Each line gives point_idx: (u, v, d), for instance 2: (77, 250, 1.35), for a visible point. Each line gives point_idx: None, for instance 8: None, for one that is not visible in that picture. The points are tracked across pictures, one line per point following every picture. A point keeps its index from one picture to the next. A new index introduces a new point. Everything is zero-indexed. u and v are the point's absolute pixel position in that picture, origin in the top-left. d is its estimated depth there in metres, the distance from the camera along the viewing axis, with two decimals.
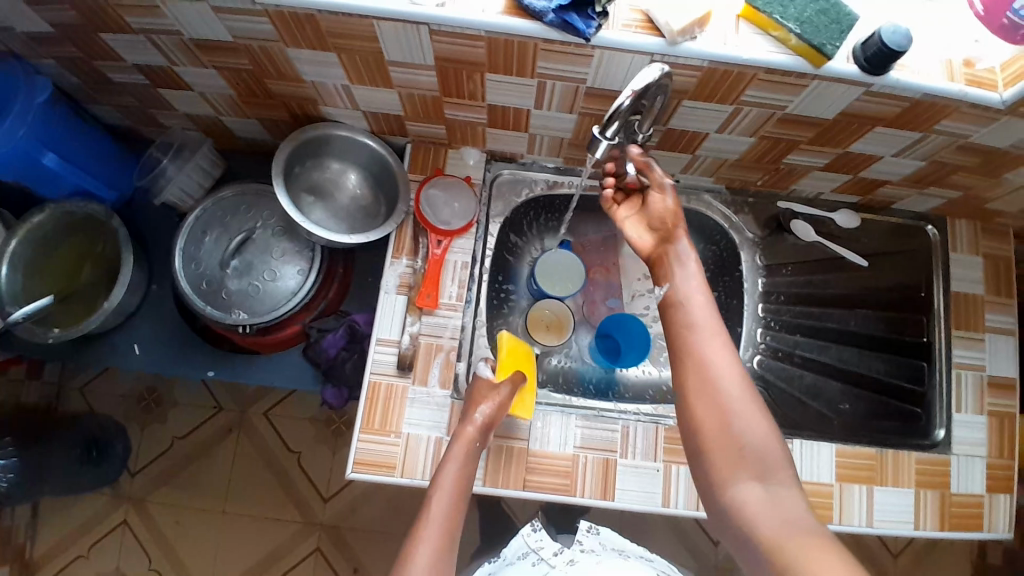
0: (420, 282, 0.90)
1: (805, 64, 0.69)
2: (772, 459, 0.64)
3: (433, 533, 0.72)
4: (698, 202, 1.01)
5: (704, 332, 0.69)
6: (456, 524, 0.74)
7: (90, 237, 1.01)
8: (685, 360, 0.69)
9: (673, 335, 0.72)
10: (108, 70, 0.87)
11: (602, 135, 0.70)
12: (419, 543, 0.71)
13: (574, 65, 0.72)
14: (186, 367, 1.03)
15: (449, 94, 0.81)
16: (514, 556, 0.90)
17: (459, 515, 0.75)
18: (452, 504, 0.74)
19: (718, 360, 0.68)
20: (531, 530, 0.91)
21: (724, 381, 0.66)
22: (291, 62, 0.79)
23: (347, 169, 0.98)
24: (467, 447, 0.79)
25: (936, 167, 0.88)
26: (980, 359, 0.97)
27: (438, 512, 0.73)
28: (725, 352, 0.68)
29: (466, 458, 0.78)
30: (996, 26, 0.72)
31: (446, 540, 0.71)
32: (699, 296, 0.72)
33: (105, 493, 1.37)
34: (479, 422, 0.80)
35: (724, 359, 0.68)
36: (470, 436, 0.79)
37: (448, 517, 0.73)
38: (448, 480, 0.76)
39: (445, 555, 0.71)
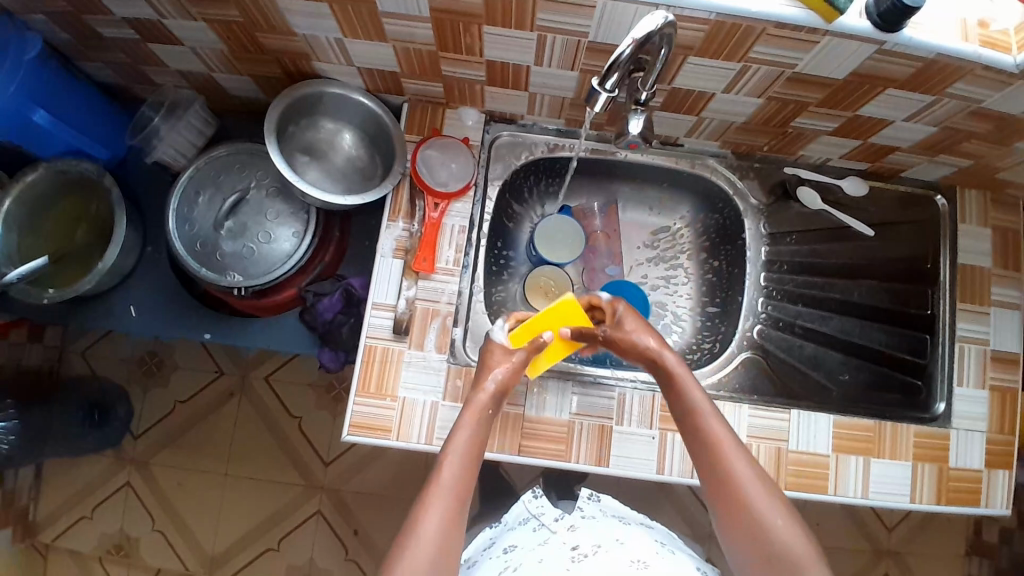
0: (417, 246, 0.89)
1: (816, 18, 0.66)
2: (805, 564, 0.63)
3: (447, 483, 0.68)
4: (703, 167, 0.98)
5: (723, 441, 0.70)
6: (466, 488, 0.69)
7: (84, 198, 1.00)
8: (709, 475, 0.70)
9: (692, 445, 0.72)
10: (96, 24, 0.84)
11: (601, 87, 0.67)
12: (426, 507, 0.66)
13: (577, 17, 0.69)
14: (182, 329, 1.03)
15: (446, 49, 0.78)
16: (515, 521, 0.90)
17: (470, 482, 0.70)
18: (464, 468, 0.70)
19: (738, 468, 0.68)
20: (532, 497, 0.88)
21: (747, 489, 0.66)
22: (282, 14, 0.76)
23: (342, 129, 0.95)
24: (480, 413, 0.75)
25: (949, 133, 0.85)
26: (984, 333, 0.95)
27: (450, 475, 0.68)
28: (745, 458, 0.69)
29: (482, 420, 0.75)
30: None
31: (463, 492, 0.68)
32: (709, 406, 0.73)
33: (108, 455, 1.39)
34: (492, 388, 0.77)
35: (745, 465, 0.68)
36: (483, 404, 0.76)
37: (456, 483, 0.68)
38: (459, 442, 0.72)
39: (454, 518, 0.66)
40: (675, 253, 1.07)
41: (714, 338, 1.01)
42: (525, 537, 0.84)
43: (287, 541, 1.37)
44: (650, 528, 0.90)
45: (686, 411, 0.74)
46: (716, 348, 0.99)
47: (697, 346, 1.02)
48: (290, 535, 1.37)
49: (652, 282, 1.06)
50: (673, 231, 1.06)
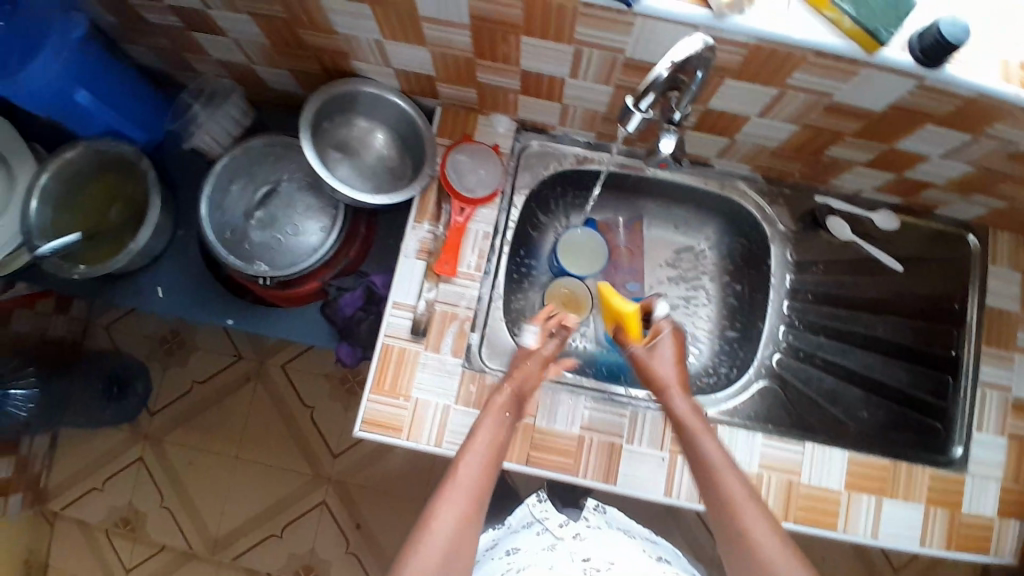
0: (440, 249, 0.90)
1: (857, 50, 0.65)
2: None
3: (466, 477, 0.68)
4: (732, 190, 0.97)
5: (735, 493, 0.67)
6: (485, 487, 0.68)
7: (119, 178, 1.03)
8: (724, 527, 0.66)
9: (705, 497, 0.70)
10: (146, 10, 0.87)
11: (635, 106, 0.66)
12: (441, 501, 0.65)
13: (614, 33, 0.69)
14: (204, 313, 1.04)
15: (482, 56, 0.79)
16: (519, 524, 0.92)
17: (486, 487, 0.69)
18: (484, 467, 0.69)
19: (751, 522, 0.65)
20: (537, 501, 0.96)
21: (760, 544, 0.63)
22: (325, 12, 0.77)
23: (375, 128, 0.97)
24: (498, 413, 0.76)
25: (986, 172, 0.83)
26: (1008, 379, 0.92)
27: (468, 473, 0.68)
28: (759, 512, 0.65)
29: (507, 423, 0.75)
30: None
31: (483, 487, 0.68)
32: (725, 457, 0.71)
33: (123, 429, 1.42)
34: (509, 390, 0.78)
35: (759, 521, 0.65)
36: (499, 407, 0.76)
37: (477, 481, 0.68)
38: (480, 441, 0.72)
39: (473, 515, 0.66)
40: (698, 274, 1.05)
41: (731, 363, 1.00)
42: (529, 539, 0.85)
43: (290, 528, 1.39)
44: (655, 543, 0.91)
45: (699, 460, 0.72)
46: (732, 373, 0.99)
47: (713, 369, 1.01)
48: (293, 524, 1.39)
49: (671, 301, 1.05)
50: (697, 251, 1.05)
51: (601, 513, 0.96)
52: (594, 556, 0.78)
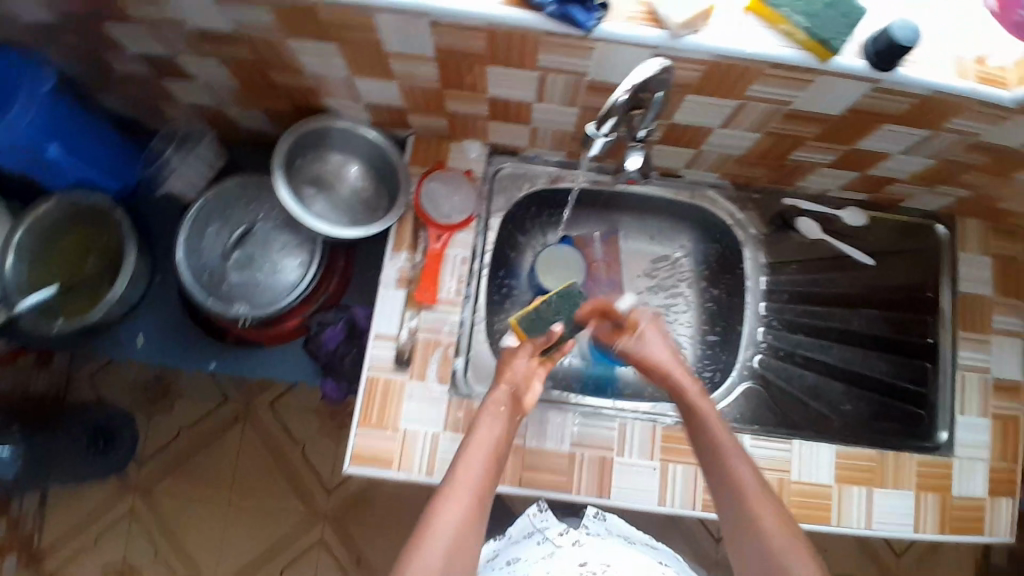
0: (419, 277, 0.91)
1: (811, 59, 0.67)
2: None
3: (467, 476, 0.71)
4: (702, 199, 1.00)
5: (741, 476, 0.73)
6: (487, 486, 0.72)
7: (95, 229, 1.00)
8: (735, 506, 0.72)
9: (713, 479, 0.76)
10: (111, 59, 0.87)
11: (597, 131, 0.69)
12: (443, 502, 0.69)
13: (577, 58, 0.71)
14: (187, 358, 1.04)
15: (450, 86, 0.80)
16: (519, 535, 0.90)
17: (489, 483, 0.73)
18: (485, 466, 0.73)
19: (758, 504, 0.71)
20: (538, 510, 0.92)
21: (767, 525, 0.69)
22: (292, 53, 0.78)
23: (348, 162, 0.97)
24: (494, 410, 0.78)
25: (944, 164, 0.86)
26: (986, 361, 0.95)
27: (469, 472, 0.72)
28: (765, 496, 0.71)
29: (507, 420, 0.78)
30: (1008, 22, 0.71)
31: (482, 484, 0.72)
32: (732, 442, 0.76)
33: (112, 481, 1.39)
34: (507, 385, 0.80)
35: (763, 504, 0.71)
36: (500, 401, 0.79)
37: (478, 480, 0.72)
38: (484, 441, 0.75)
39: (474, 513, 0.70)
40: (676, 282, 1.07)
41: (715, 367, 1.02)
42: (529, 549, 0.85)
43: (289, 569, 1.36)
44: (654, 548, 0.91)
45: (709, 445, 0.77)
46: (717, 377, 1.01)
47: (698, 374, 1.03)
48: (292, 562, 1.37)
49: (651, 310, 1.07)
50: (674, 260, 1.07)
51: (600, 522, 0.91)
52: (590, 559, 0.81)
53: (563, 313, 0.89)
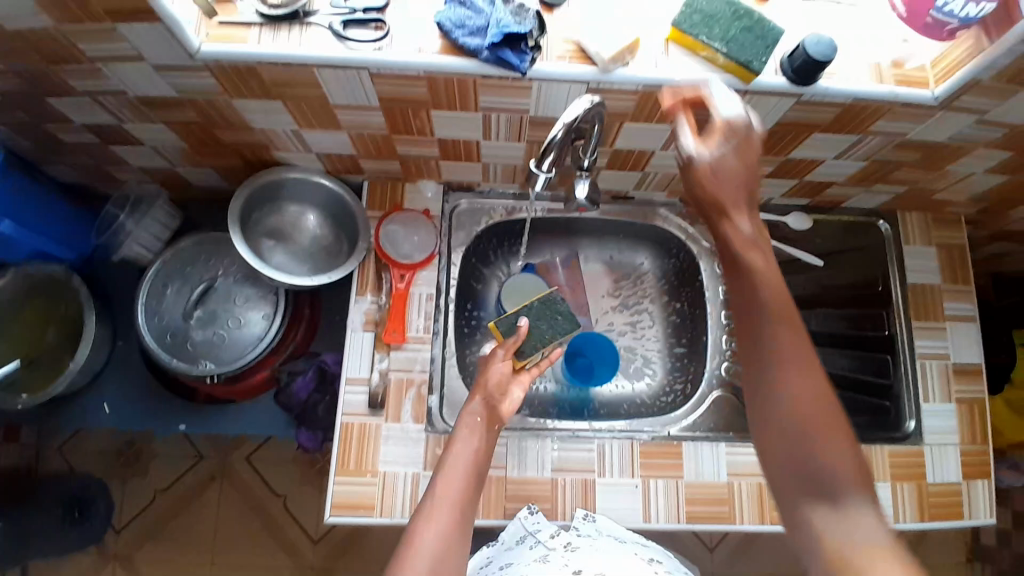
0: (386, 318, 0.91)
1: (734, 81, 0.71)
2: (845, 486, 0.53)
3: (447, 491, 0.67)
4: (654, 217, 1.03)
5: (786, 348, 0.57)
6: (470, 501, 0.67)
7: (50, 299, 0.98)
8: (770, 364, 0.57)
9: (746, 340, 0.60)
10: (57, 131, 0.87)
11: (539, 168, 0.70)
12: (426, 521, 0.64)
13: (517, 97, 0.74)
14: (158, 422, 1.02)
15: (398, 131, 0.82)
16: (513, 541, 0.83)
17: (472, 497, 0.68)
18: (464, 481, 0.69)
19: (798, 370, 0.56)
20: (529, 513, 0.86)
21: (802, 394, 0.55)
22: (238, 112, 0.79)
23: (306, 211, 0.98)
24: (469, 421, 0.75)
25: (878, 165, 0.90)
26: (944, 347, 0.99)
27: (448, 487, 0.67)
28: (807, 361, 0.57)
29: (484, 430, 0.74)
30: (920, 25, 0.74)
31: (464, 498, 0.67)
32: (783, 299, 0.59)
33: (90, 553, 1.34)
34: (482, 396, 0.78)
35: (808, 377, 0.56)
36: (474, 412, 0.76)
37: (459, 495, 0.67)
38: (462, 455, 0.71)
39: (460, 528, 0.65)
40: (639, 299, 1.10)
41: (685, 380, 1.02)
42: (521, 553, 0.79)
43: None
44: (646, 546, 0.83)
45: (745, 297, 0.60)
46: (688, 388, 1.01)
47: (670, 388, 1.04)
48: None
49: (619, 328, 1.09)
50: (635, 278, 1.09)
51: (591, 524, 0.84)
52: (585, 565, 0.74)
53: (543, 318, 0.88)
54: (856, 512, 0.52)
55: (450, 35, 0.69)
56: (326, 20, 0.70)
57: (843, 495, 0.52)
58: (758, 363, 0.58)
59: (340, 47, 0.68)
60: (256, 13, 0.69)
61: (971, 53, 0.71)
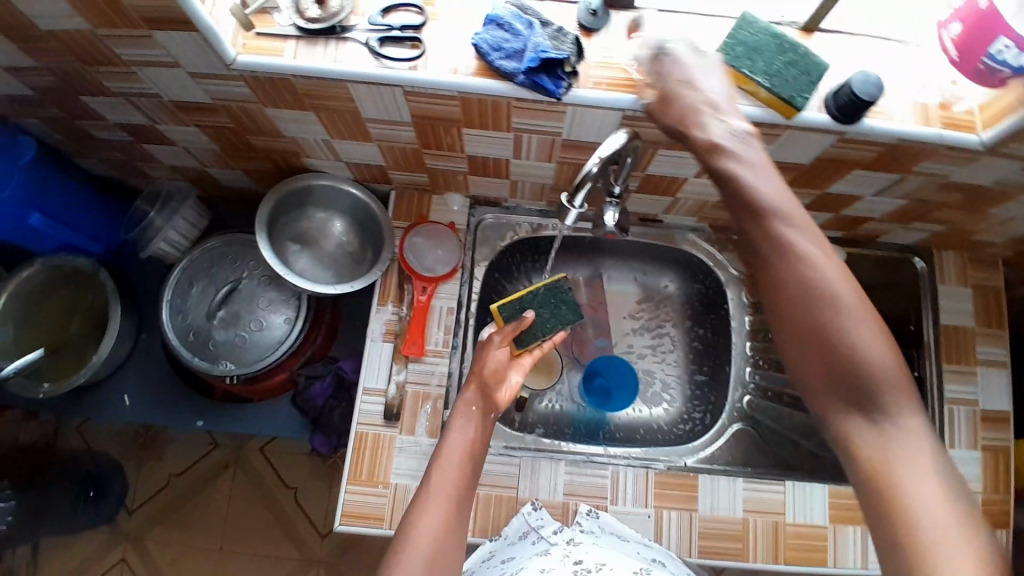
0: (406, 330, 0.91)
1: (776, 115, 0.69)
2: (880, 377, 0.50)
3: (442, 484, 0.66)
4: (682, 241, 1.01)
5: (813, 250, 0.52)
6: (466, 493, 0.67)
7: (77, 290, 1.01)
8: (781, 270, 0.53)
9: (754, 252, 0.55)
10: (92, 128, 0.89)
11: (570, 203, 0.70)
12: (423, 509, 0.64)
13: (549, 120, 0.72)
14: (177, 417, 1.03)
15: (428, 146, 0.82)
16: (515, 536, 0.84)
17: (466, 488, 0.67)
18: (459, 473, 0.68)
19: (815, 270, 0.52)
20: (532, 509, 0.87)
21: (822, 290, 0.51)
22: (271, 120, 0.80)
23: (332, 217, 0.98)
24: (466, 411, 0.74)
25: (919, 204, 0.86)
26: (973, 393, 0.95)
27: (443, 482, 0.66)
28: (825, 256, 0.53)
29: (480, 420, 0.73)
30: (972, 71, 0.70)
31: (459, 491, 0.66)
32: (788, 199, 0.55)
33: (103, 531, 1.37)
34: (476, 383, 0.78)
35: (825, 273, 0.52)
36: (468, 402, 0.75)
37: (456, 488, 0.66)
38: (455, 444, 0.71)
39: (455, 521, 0.64)
40: (661, 323, 1.08)
41: (704, 409, 1.01)
42: (523, 547, 0.79)
43: None
44: (651, 547, 0.82)
45: (757, 206, 0.54)
46: (707, 419, 1.00)
47: (688, 416, 1.02)
48: None
49: (639, 351, 1.07)
50: (658, 299, 1.08)
51: (594, 521, 0.86)
52: (586, 558, 0.73)
53: (547, 306, 0.87)
54: (896, 422, 0.50)
55: (485, 56, 0.68)
56: (362, 36, 0.69)
57: (880, 399, 0.50)
58: (782, 278, 0.53)
59: (373, 64, 0.68)
60: (293, 26, 0.69)
61: (1021, 101, 0.68)
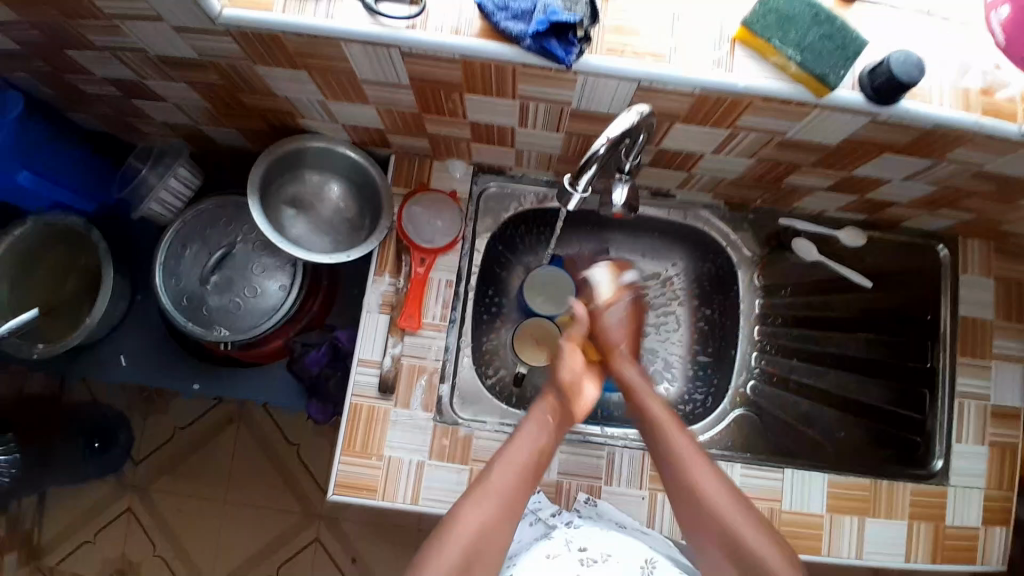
0: (403, 303, 0.88)
1: (805, 93, 0.64)
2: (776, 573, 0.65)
3: (495, 484, 0.69)
4: (695, 218, 0.97)
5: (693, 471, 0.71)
6: (521, 498, 0.69)
7: (70, 249, 0.98)
8: (682, 488, 0.71)
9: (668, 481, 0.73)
10: (79, 82, 0.84)
11: (573, 186, 0.69)
12: (473, 505, 0.67)
13: (559, 88, 0.67)
14: (173, 378, 1.02)
15: (429, 111, 0.77)
16: None
17: (522, 490, 0.70)
18: (518, 475, 0.70)
19: (709, 484, 0.70)
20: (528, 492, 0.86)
21: (720, 505, 0.69)
22: (263, 79, 0.75)
23: (329, 180, 0.93)
24: (540, 418, 0.74)
25: (949, 191, 0.81)
26: (985, 388, 0.92)
27: (500, 480, 0.69)
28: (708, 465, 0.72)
29: (553, 428, 0.74)
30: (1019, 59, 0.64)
31: (512, 493, 0.69)
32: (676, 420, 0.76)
33: (109, 480, 1.39)
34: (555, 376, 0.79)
35: (717, 483, 0.70)
36: (542, 410, 0.75)
37: (509, 490, 0.69)
38: (521, 449, 0.72)
39: (503, 520, 0.67)
40: (668, 301, 1.04)
41: (706, 391, 0.99)
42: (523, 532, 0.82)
43: (286, 566, 1.38)
44: (646, 535, 0.82)
45: (655, 431, 0.76)
46: (708, 402, 0.98)
47: (688, 397, 1.00)
48: (289, 561, 1.38)
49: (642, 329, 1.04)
50: (665, 278, 1.04)
51: (592, 509, 0.85)
52: (588, 543, 0.74)
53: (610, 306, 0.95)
54: None
55: (490, 17, 0.62)
56: None
57: None
58: (690, 493, 0.70)
59: (367, 20, 0.62)
60: None
61: None
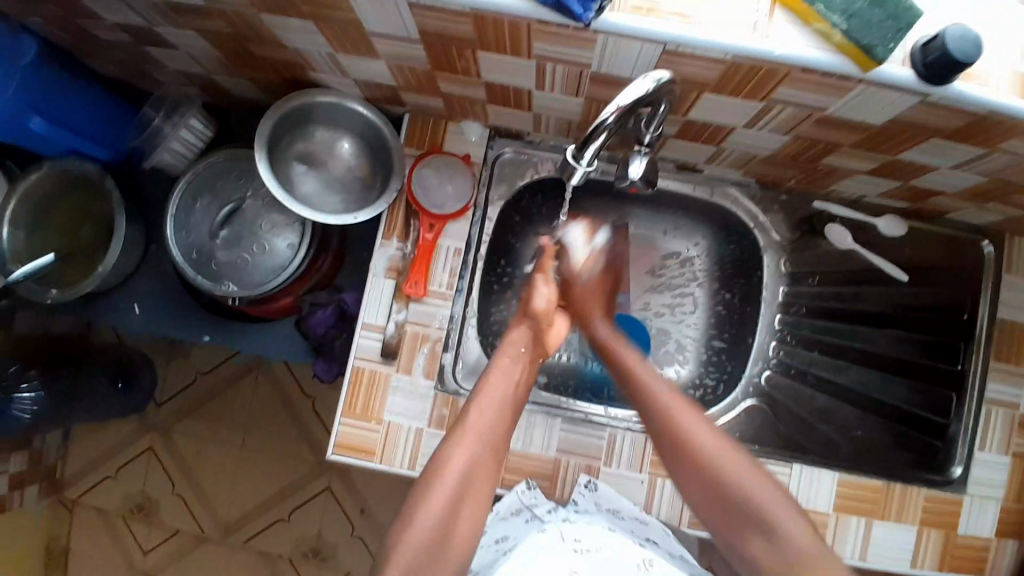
0: (410, 268, 0.86)
1: (849, 66, 0.57)
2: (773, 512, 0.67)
3: (476, 422, 0.72)
4: (722, 197, 0.91)
5: (684, 415, 0.73)
6: (499, 431, 0.73)
7: (86, 196, 0.98)
8: (661, 427, 0.74)
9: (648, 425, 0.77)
10: (91, 27, 0.82)
11: (577, 161, 0.66)
12: (456, 445, 0.70)
13: (577, 49, 0.62)
14: (184, 330, 1.03)
15: (441, 69, 0.73)
16: (507, 512, 0.82)
17: (501, 427, 0.73)
18: (496, 410, 0.73)
19: (686, 419, 0.73)
20: (525, 487, 0.84)
21: (699, 439, 0.72)
22: (269, 28, 0.72)
23: (340, 137, 0.91)
24: (512, 351, 0.79)
25: (1000, 183, 0.74)
26: (1017, 397, 0.86)
27: (479, 417, 0.72)
28: (682, 403, 0.75)
29: (526, 361, 0.79)
30: None
31: (493, 433, 0.72)
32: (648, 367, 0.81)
33: (133, 420, 1.44)
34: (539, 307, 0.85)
35: (695, 418, 0.73)
36: (513, 343, 0.81)
37: (490, 425, 0.72)
38: (499, 382, 0.75)
39: (485, 463, 0.70)
40: (686, 282, 1.00)
41: (718, 376, 0.96)
42: (517, 527, 0.79)
43: (297, 513, 1.42)
44: (644, 525, 0.81)
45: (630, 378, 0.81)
46: (718, 389, 0.95)
47: (699, 381, 0.97)
48: (298, 509, 1.42)
49: (656, 310, 1.01)
50: (684, 257, 1.00)
51: (592, 493, 0.83)
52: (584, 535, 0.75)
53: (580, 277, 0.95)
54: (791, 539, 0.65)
55: None
56: None
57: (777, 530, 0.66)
58: (668, 428, 0.74)
59: None
60: None
61: None
